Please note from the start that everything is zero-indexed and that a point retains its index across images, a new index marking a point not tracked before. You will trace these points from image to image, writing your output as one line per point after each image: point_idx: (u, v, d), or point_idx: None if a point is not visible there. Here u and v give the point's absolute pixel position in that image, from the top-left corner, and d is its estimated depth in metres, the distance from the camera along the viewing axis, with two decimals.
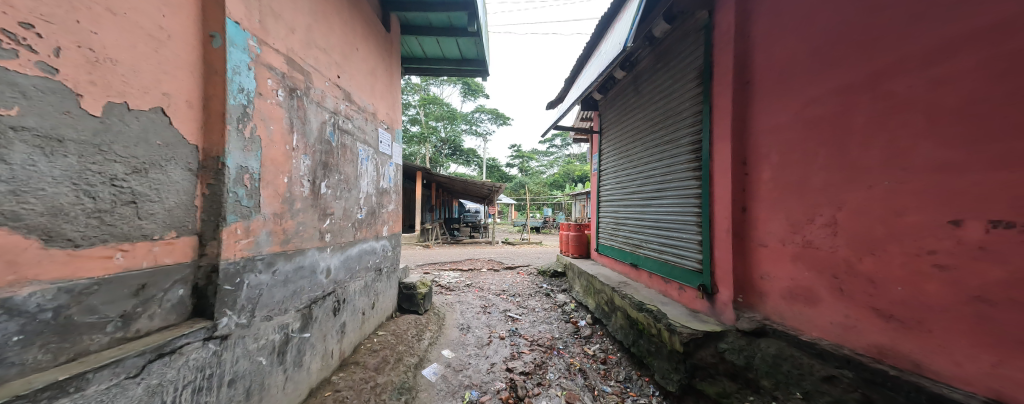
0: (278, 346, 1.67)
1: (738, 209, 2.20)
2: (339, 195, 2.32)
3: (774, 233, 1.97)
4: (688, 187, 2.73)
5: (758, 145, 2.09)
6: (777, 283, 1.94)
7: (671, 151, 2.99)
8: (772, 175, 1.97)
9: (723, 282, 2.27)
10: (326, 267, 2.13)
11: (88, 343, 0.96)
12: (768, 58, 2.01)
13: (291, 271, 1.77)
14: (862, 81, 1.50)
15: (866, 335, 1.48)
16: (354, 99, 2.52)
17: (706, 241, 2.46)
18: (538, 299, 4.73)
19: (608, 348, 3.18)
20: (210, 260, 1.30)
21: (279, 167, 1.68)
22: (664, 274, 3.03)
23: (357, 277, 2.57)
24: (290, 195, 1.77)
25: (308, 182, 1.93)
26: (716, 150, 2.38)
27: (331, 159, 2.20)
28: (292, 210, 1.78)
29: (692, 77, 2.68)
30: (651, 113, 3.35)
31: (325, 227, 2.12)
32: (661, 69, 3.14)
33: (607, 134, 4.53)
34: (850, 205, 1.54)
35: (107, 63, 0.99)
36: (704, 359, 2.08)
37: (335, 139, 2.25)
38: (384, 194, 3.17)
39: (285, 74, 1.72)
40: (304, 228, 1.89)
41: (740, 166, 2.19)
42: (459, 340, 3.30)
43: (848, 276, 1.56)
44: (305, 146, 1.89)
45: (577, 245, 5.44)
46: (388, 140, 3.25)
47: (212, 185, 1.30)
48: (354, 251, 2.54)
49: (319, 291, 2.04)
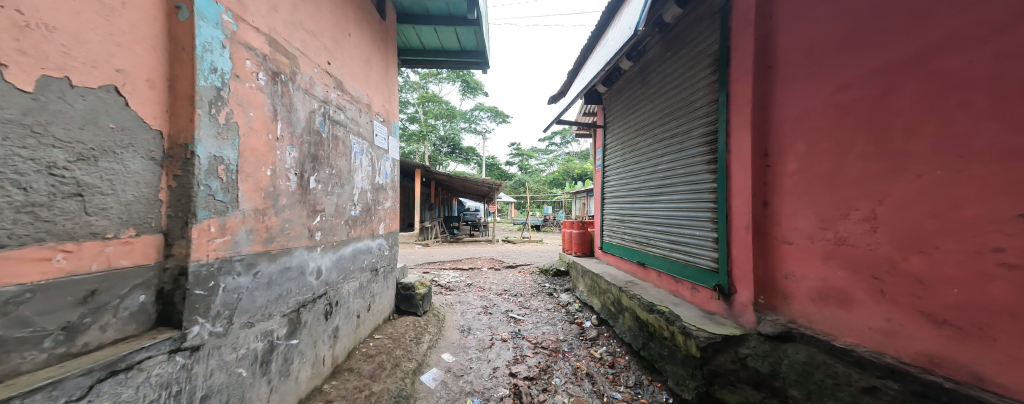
0: (262, 355, 1.52)
1: (759, 203, 2.07)
2: (331, 192, 2.17)
3: (800, 230, 1.82)
4: (702, 181, 2.58)
5: (781, 135, 1.96)
6: (804, 284, 1.80)
7: (682, 143, 2.84)
8: (798, 167, 1.85)
9: (743, 282, 2.13)
10: (317, 268, 1.98)
11: (18, 362, 0.80)
12: (792, 40, 1.88)
13: (276, 273, 1.61)
14: (905, 59, 1.38)
15: (915, 342, 1.34)
16: (346, 89, 2.36)
17: (722, 238, 2.32)
18: (541, 300, 4.59)
19: (615, 351, 3.05)
20: (178, 262, 1.14)
21: (262, 159, 1.52)
22: (674, 273, 2.88)
23: (350, 278, 2.42)
24: (274, 190, 1.61)
25: (295, 175, 1.77)
26: (732, 141, 2.25)
27: (321, 152, 2.04)
28: (277, 206, 1.63)
29: (706, 64, 2.54)
30: (660, 105, 3.20)
31: (315, 225, 1.97)
32: (671, 57, 3.00)
33: (611, 128, 4.39)
34: (896, 197, 1.40)
35: (41, 30, 0.83)
36: (723, 365, 1.95)
37: (326, 130, 2.09)
38: (381, 191, 3.02)
39: (268, 56, 1.56)
40: (292, 226, 1.74)
41: (760, 157, 2.07)
42: (459, 343, 3.18)
43: (891, 276, 1.42)
44: (291, 137, 1.73)
45: (580, 243, 5.27)
46: (385, 133, 3.11)
47: (179, 177, 1.15)
48: (348, 250, 2.39)
49: (309, 293, 1.89)
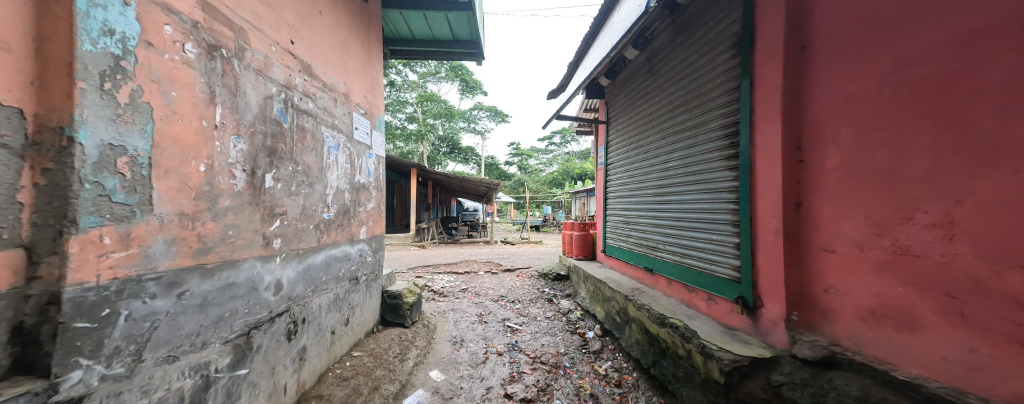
0: (194, 394, 1.23)
1: (791, 205, 1.78)
2: (296, 192, 1.87)
3: (846, 236, 1.53)
4: (719, 179, 2.30)
5: (818, 124, 1.68)
6: (850, 300, 1.51)
7: (695, 138, 2.55)
8: (842, 161, 1.56)
9: (772, 295, 1.84)
10: (275, 281, 1.69)
11: None
12: (834, 13, 1.59)
13: (215, 291, 1.32)
14: (993, 24, 1.09)
15: (1010, 381, 1.06)
16: (316, 74, 2.07)
17: (746, 244, 2.03)
18: (539, 307, 4.30)
19: (621, 367, 2.76)
20: (46, 287, 0.85)
21: (192, 151, 1.22)
22: (688, 282, 2.60)
23: (323, 291, 2.13)
24: (212, 189, 1.31)
25: (244, 172, 1.48)
26: (757, 132, 1.97)
27: (282, 145, 1.75)
28: (217, 209, 1.33)
29: (726, 47, 2.26)
30: (669, 96, 2.92)
31: (273, 231, 1.67)
32: (683, 42, 2.71)
33: (615, 123, 4.10)
34: (982, 197, 1.11)
35: None
36: (752, 394, 1.66)
37: (288, 120, 1.80)
38: (363, 190, 2.73)
39: (201, 25, 1.26)
40: (239, 233, 1.45)
41: (792, 151, 1.78)
42: (450, 358, 2.90)
43: (975, 296, 1.13)
44: (237, 125, 1.44)
45: (582, 246, 4.97)
46: (367, 127, 2.82)
47: (52, 172, 0.87)
48: (320, 259, 2.10)
49: (265, 312, 1.60)
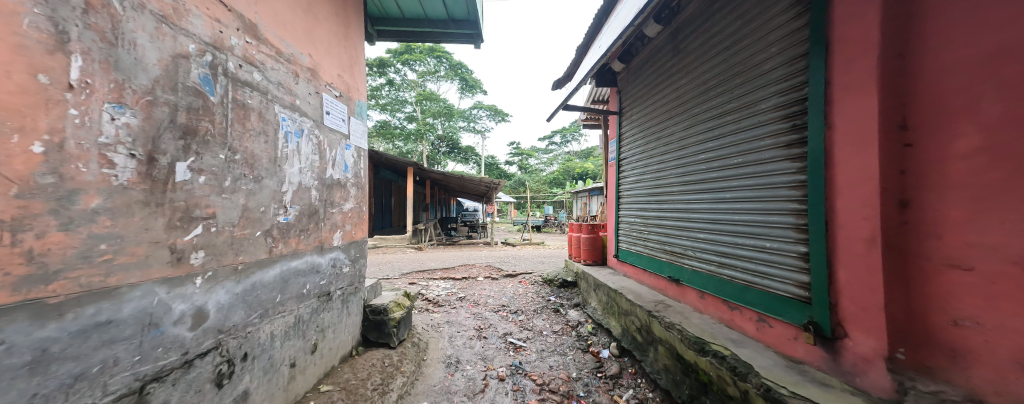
0: None
1: (891, 204, 1.33)
2: (232, 188, 1.42)
3: (993, 248, 1.08)
4: (775, 172, 1.84)
5: (937, 93, 1.22)
6: (1004, 340, 1.06)
7: (740, 122, 2.09)
8: (982, 142, 1.11)
9: (864, 325, 1.40)
10: (195, 310, 1.23)
11: None
12: None
13: (68, 339, 0.86)
14: None
15: None
16: (265, 37, 1.61)
17: (819, 254, 1.58)
18: (545, 318, 3.84)
19: (646, 397, 2.31)
20: None
21: (16, 119, 0.77)
22: (730, 298, 2.14)
23: (277, 314, 1.67)
24: (62, 183, 0.85)
25: (135, 158, 1.03)
26: (836, 109, 1.51)
27: (208, 124, 1.29)
28: (71, 213, 0.87)
29: (785, 6, 1.80)
30: (700, 75, 2.47)
31: (192, 242, 1.22)
32: (722, 9, 2.25)
33: (628, 112, 3.65)
34: None
35: None
36: None
37: (217, 92, 1.34)
38: (337, 188, 2.27)
39: None
40: (123, 245, 0.99)
41: (894, 132, 1.32)
42: (443, 386, 2.43)
43: None
44: (117, 89, 0.98)
45: (590, 250, 4.50)
46: (343, 112, 2.36)
47: None
48: (272, 274, 1.64)
49: (172, 356, 1.14)
